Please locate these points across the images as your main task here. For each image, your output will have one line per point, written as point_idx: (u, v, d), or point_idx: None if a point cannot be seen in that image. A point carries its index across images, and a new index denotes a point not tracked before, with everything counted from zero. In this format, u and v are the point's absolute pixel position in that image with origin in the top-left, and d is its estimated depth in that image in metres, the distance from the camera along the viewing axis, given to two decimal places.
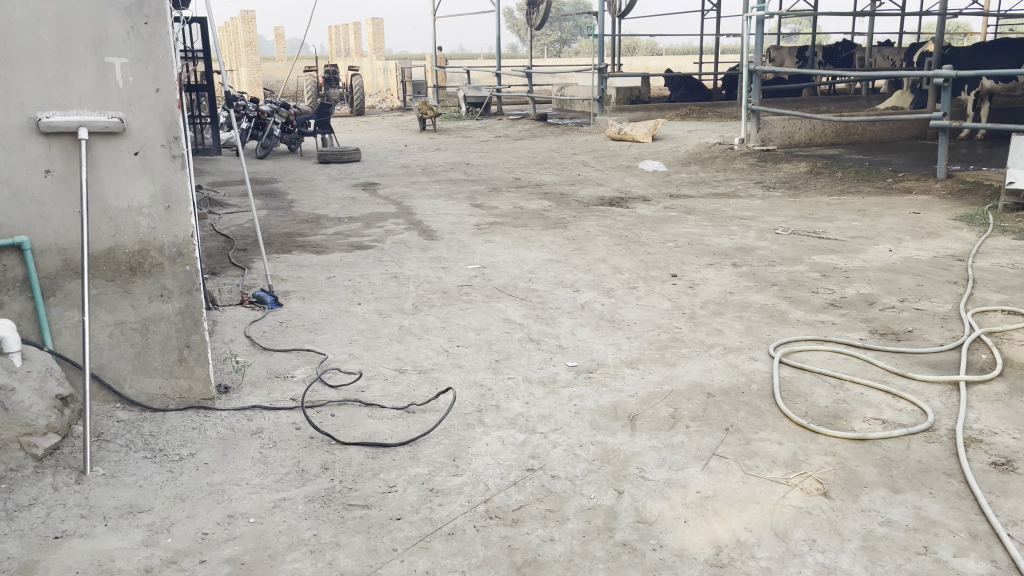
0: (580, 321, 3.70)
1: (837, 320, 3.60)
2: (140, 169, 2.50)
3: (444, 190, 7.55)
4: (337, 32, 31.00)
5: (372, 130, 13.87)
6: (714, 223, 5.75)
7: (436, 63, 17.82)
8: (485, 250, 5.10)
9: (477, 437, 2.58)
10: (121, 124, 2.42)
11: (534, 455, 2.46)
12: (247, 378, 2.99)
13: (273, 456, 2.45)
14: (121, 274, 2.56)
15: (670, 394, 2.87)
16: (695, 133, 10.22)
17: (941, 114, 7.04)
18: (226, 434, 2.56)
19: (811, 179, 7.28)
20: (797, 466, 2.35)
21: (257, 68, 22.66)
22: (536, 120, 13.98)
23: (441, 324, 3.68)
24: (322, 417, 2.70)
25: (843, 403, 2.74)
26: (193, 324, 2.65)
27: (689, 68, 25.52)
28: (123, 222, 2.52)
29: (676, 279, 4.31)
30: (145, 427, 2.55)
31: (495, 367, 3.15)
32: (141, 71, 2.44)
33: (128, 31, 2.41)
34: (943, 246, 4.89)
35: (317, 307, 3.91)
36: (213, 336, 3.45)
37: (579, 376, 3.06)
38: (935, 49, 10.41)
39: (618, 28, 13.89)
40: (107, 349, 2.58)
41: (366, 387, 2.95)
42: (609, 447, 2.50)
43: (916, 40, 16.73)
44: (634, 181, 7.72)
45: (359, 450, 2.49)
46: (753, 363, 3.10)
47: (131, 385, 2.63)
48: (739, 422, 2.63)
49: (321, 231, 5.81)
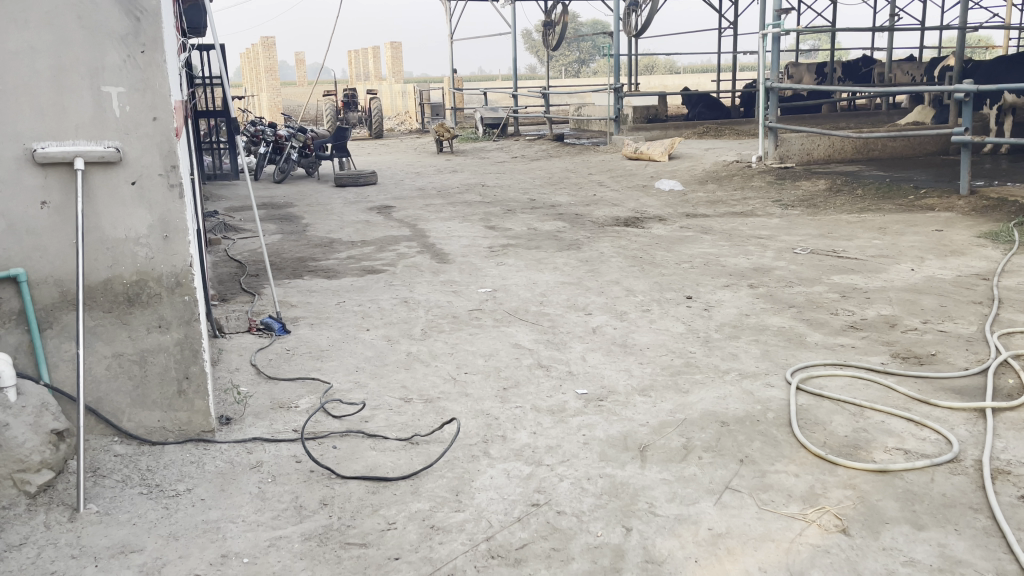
0: (591, 346, 3.61)
1: (856, 344, 3.49)
2: (137, 199, 2.46)
3: (459, 212, 7.52)
4: (356, 55, 31.30)
5: (390, 153, 13.92)
6: (731, 243, 5.66)
7: (454, 85, 17.90)
8: (497, 273, 5.03)
9: (481, 470, 2.50)
10: (117, 153, 2.39)
11: (540, 489, 2.37)
12: (249, 409, 2.93)
13: (271, 491, 2.39)
14: (118, 306, 2.51)
15: (683, 423, 2.77)
16: (712, 151, 10.14)
17: (963, 129, 6.90)
18: (224, 468, 2.49)
19: (831, 197, 7.16)
20: (814, 501, 2.25)
21: (278, 93, 22.92)
22: (553, 140, 13.96)
23: (449, 350, 3.61)
24: (323, 450, 2.64)
25: (863, 432, 2.63)
26: (192, 355, 2.60)
27: (708, 87, 25.42)
28: (121, 252, 2.48)
29: (691, 301, 4.22)
30: (143, 461, 2.50)
31: (502, 396, 3.07)
32: (138, 99, 2.41)
33: (125, 60, 2.37)
34: (967, 265, 4.76)
35: (325, 333, 3.86)
36: (218, 365, 3.40)
37: (588, 405, 2.96)
38: (956, 63, 10.27)
39: (634, 48, 13.86)
40: (104, 382, 2.53)
41: (370, 417, 2.89)
42: (618, 479, 2.41)
43: (937, 54, 16.56)
44: (650, 201, 7.64)
45: (360, 484, 2.42)
46: (769, 390, 2.99)
47: (129, 418, 2.58)
48: (753, 452, 2.53)
49: (333, 255, 5.78)
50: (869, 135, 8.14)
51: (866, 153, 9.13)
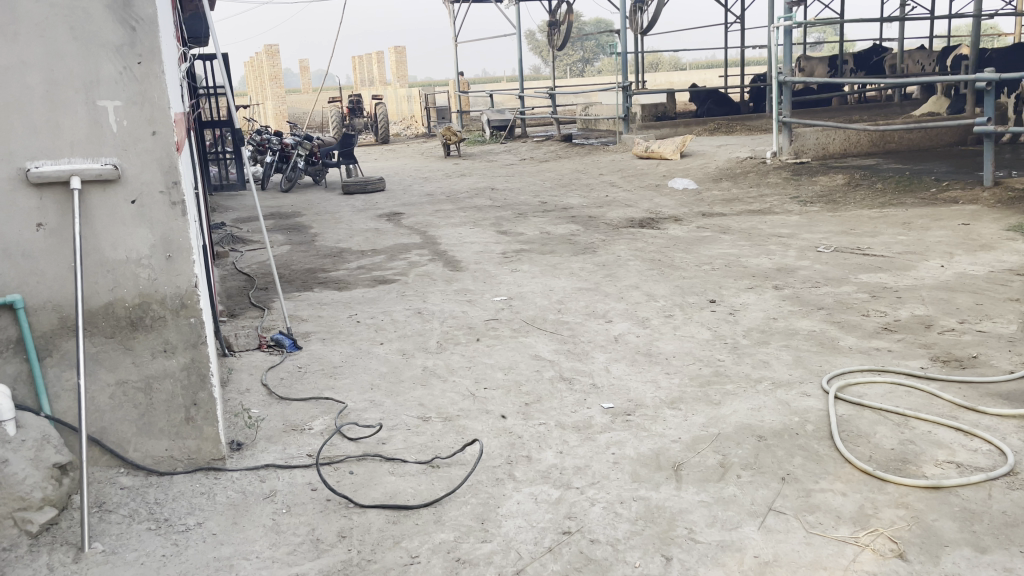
0: (614, 356, 3.48)
1: (893, 347, 3.34)
2: (138, 219, 2.33)
3: (470, 217, 7.40)
4: (359, 61, 31.20)
5: (398, 158, 13.82)
6: (750, 242, 5.51)
7: (459, 88, 17.77)
8: (512, 280, 4.89)
9: (507, 495, 2.37)
10: (115, 171, 2.27)
11: (571, 515, 2.24)
12: (261, 434, 2.80)
13: (287, 523, 2.25)
14: (121, 330, 2.39)
15: (717, 438, 2.63)
16: (724, 148, 9.97)
17: (986, 119, 6.72)
18: (236, 500, 2.36)
19: (850, 192, 7.00)
20: (866, 523, 2.10)
21: (283, 101, 22.91)
22: (561, 141, 13.82)
23: (467, 363, 3.47)
24: (340, 476, 2.51)
25: (910, 444, 2.48)
26: (200, 380, 2.47)
27: (715, 82, 25.26)
28: (122, 274, 2.36)
29: (715, 306, 4.08)
30: (151, 494, 2.37)
31: (525, 412, 2.93)
32: (136, 113, 2.29)
33: (120, 72, 2.25)
34: (999, 260, 4.59)
35: (337, 349, 3.73)
36: (228, 387, 3.28)
37: (616, 421, 2.82)
38: (970, 51, 10.08)
39: (640, 46, 13.70)
40: (109, 411, 2.41)
41: (387, 438, 2.75)
42: (653, 503, 2.27)
43: (947, 44, 16.33)
44: (664, 201, 7.49)
45: (379, 514, 2.28)
46: (805, 400, 2.84)
47: (135, 448, 2.46)
48: (795, 470, 2.38)
49: (343, 266, 5.66)
50: (886, 128, 7.96)
51: (883, 145, 8.94)
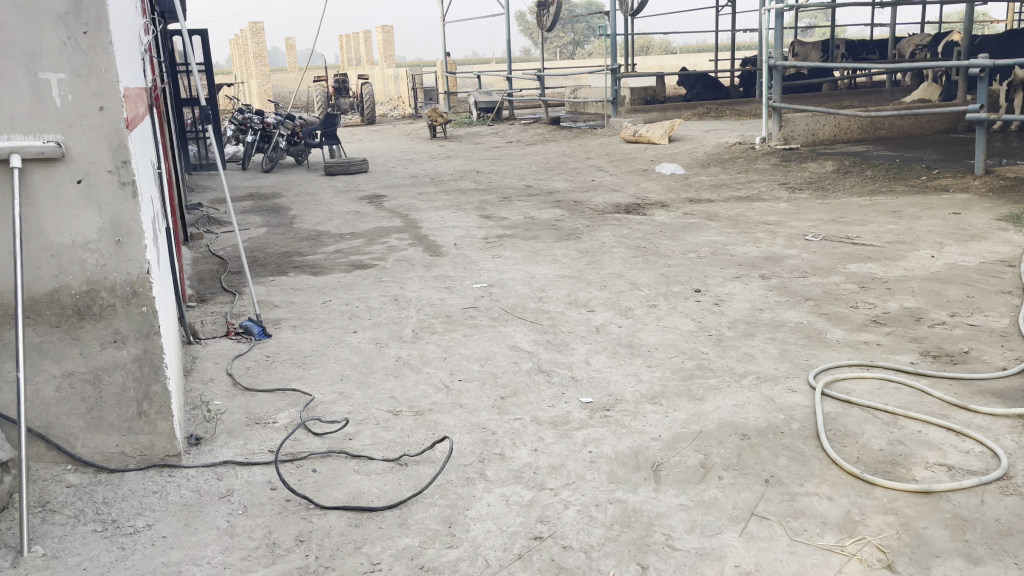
0: (595, 347, 3.35)
1: (882, 341, 3.23)
2: (85, 200, 2.19)
3: (453, 200, 7.25)
4: (346, 41, 30.88)
5: (383, 140, 13.61)
6: (738, 229, 5.39)
7: (447, 69, 17.53)
8: (493, 267, 4.76)
9: (477, 496, 2.24)
10: (59, 149, 2.12)
11: (543, 519, 2.12)
12: (222, 428, 2.67)
13: (242, 525, 2.13)
14: (67, 319, 2.24)
15: (699, 436, 2.51)
16: (712, 133, 9.83)
17: (979, 106, 6.59)
18: (190, 499, 2.23)
19: (839, 179, 6.89)
20: (852, 530, 2.00)
21: (267, 80, 22.60)
22: (549, 123, 13.65)
23: (442, 354, 3.35)
24: (302, 474, 2.38)
25: (899, 445, 2.38)
26: (153, 372, 2.32)
27: (705, 66, 25.14)
28: (68, 259, 2.21)
29: (700, 295, 3.96)
30: (99, 493, 2.24)
31: (500, 407, 2.81)
32: (81, 87, 2.13)
33: (65, 42, 2.10)
34: (989, 250, 4.49)
35: (308, 337, 3.59)
36: (190, 376, 3.14)
37: (594, 416, 2.70)
38: (964, 38, 9.95)
39: (630, 27, 13.49)
40: (55, 404, 2.26)
41: (354, 434, 2.62)
42: (630, 505, 2.15)
43: (937, 30, 16.22)
44: (652, 186, 7.36)
45: (341, 516, 2.16)
46: (791, 397, 2.73)
47: (84, 443, 2.31)
48: (779, 471, 2.27)
49: (321, 249, 5.51)
50: (876, 114, 7.84)
51: (873, 132, 8.84)
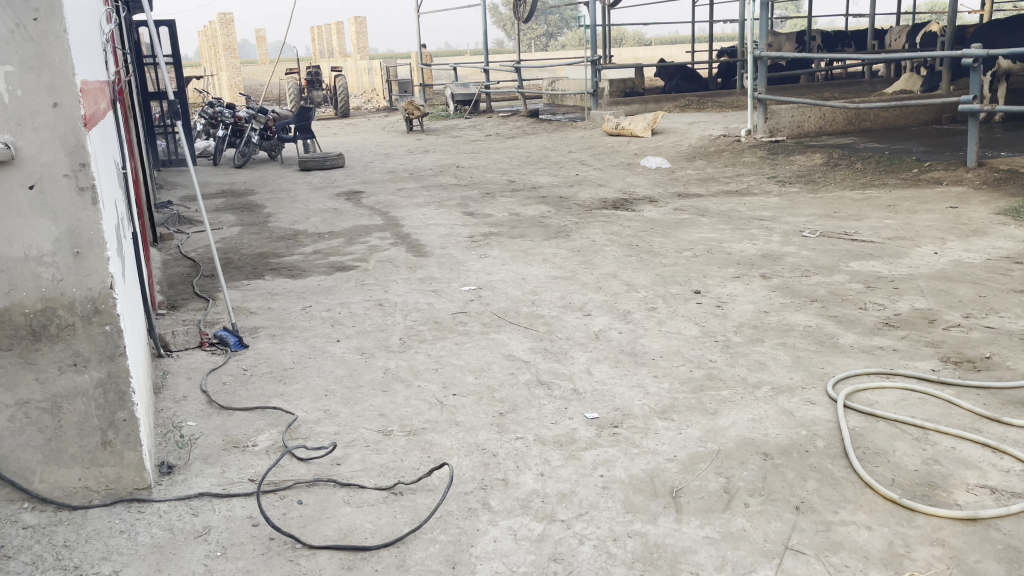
0: (596, 355, 3.16)
1: (898, 346, 3.06)
2: (38, 207, 1.95)
3: (434, 196, 7.02)
4: (318, 32, 30.42)
5: (359, 133, 13.31)
6: (732, 225, 5.23)
7: (422, 60, 17.19)
8: (481, 267, 4.55)
9: (482, 530, 2.04)
10: (7, 151, 1.89)
11: (556, 557, 1.92)
12: (197, 454, 2.44)
13: (220, 570, 1.90)
14: (20, 342, 2.01)
15: (718, 456, 2.33)
16: (695, 125, 9.67)
17: (972, 96, 6.43)
18: (161, 540, 2.00)
19: (829, 172, 6.75)
20: (898, 565, 1.82)
21: (238, 73, 22.15)
22: (527, 116, 13.43)
23: (433, 365, 3.13)
24: (287, 506, 2.16)
25: (935, 465, 2.21)
26: (119, 398, 2.08)
27: (683, 58, 25.14)
28: (19, 274, 1.97)
29: (701, 297, 3.78)
30: (59, 534, 2.01)
31: (499, 425, 2.61)
32: (32, 80, 1.89)
33: (12, 30, 1.86)
34: (993, 246, 4.36)
35: (287, 348, 3.36)
36: (161, 394, 2.90)
37: (602, 434, 2.51)
38: (948, 29, 9.85)
39: (607, 18, 13.27)
40: (8, 437, 2.03)
41: (342, 459, 2.40)
42: (652, 539, 1.96)
43: (912, 20, 16.20)
44: (637, 180, 7.19)
45: (332, 557, 1.94)
46: (811, 410, 2.55)
47: (42, 478, 2.08)
48: (810, 497, 2.09)
49: (298, 250, 5.26)
50: (864, 105, 7.70)
51: (857, 124, 8.72)
